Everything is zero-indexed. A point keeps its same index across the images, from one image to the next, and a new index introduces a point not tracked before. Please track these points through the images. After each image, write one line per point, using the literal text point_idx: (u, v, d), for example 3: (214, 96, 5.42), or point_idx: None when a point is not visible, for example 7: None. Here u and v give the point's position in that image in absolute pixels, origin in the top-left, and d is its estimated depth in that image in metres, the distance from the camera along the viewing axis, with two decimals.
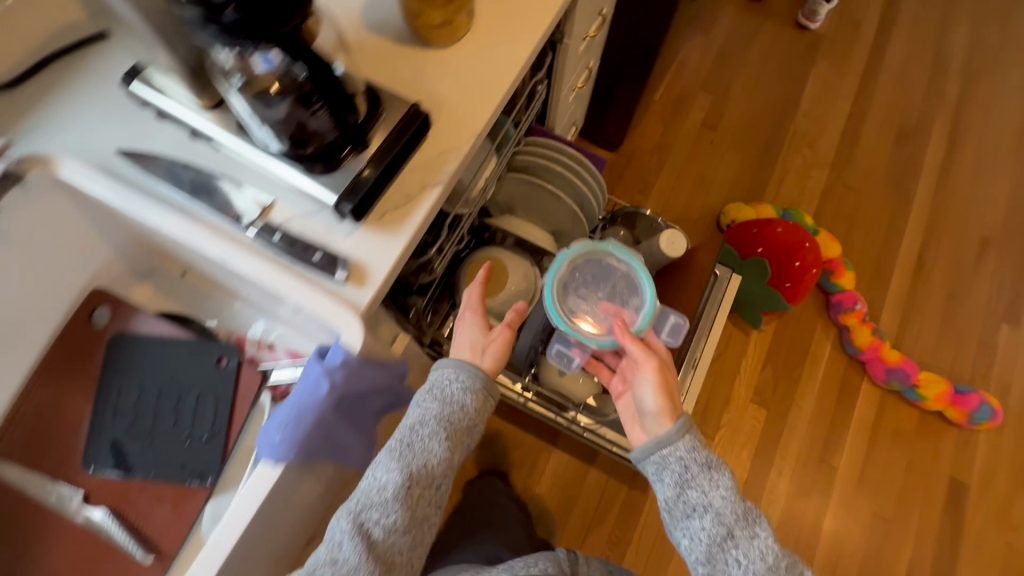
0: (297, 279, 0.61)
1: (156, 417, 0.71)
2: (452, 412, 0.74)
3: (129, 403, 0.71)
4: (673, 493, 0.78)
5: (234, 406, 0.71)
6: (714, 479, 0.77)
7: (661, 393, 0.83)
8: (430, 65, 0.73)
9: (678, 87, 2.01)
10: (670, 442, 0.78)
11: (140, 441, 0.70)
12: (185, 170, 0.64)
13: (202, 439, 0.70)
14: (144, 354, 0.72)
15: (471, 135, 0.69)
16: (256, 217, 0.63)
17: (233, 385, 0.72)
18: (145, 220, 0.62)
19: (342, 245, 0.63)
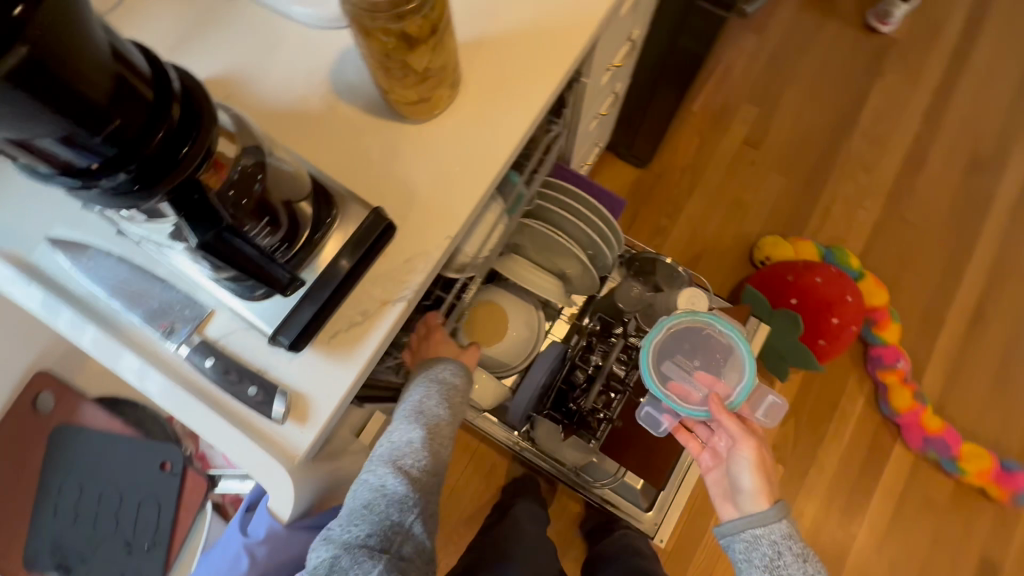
0: (227, 415, 0.53)
1: (104, 520, 0.87)
2: (452, 382, 0.71)
3: (79, 504, 0.86)
4: (766, 574, 0.70)
5: (175, 514, 0.88)
6: (805, 571, 0.69)
7: (757, 475, 0.75)
8: (403, 142, 0.62)
9: (719, 97, 1.81)
10: (763, 520, 0.71)
11: (83, 544, 0.86)
12: (109, 271, 0.57)
13: (144, 546, 0.86)
14: (99, 459, 0.88)
15: (444, 238, 0.59)
16: (188, 332, 0.55)
17: (176, 495, 0.88)
18: (60, 329, 0.56)
19: (283, 372, 0.55)
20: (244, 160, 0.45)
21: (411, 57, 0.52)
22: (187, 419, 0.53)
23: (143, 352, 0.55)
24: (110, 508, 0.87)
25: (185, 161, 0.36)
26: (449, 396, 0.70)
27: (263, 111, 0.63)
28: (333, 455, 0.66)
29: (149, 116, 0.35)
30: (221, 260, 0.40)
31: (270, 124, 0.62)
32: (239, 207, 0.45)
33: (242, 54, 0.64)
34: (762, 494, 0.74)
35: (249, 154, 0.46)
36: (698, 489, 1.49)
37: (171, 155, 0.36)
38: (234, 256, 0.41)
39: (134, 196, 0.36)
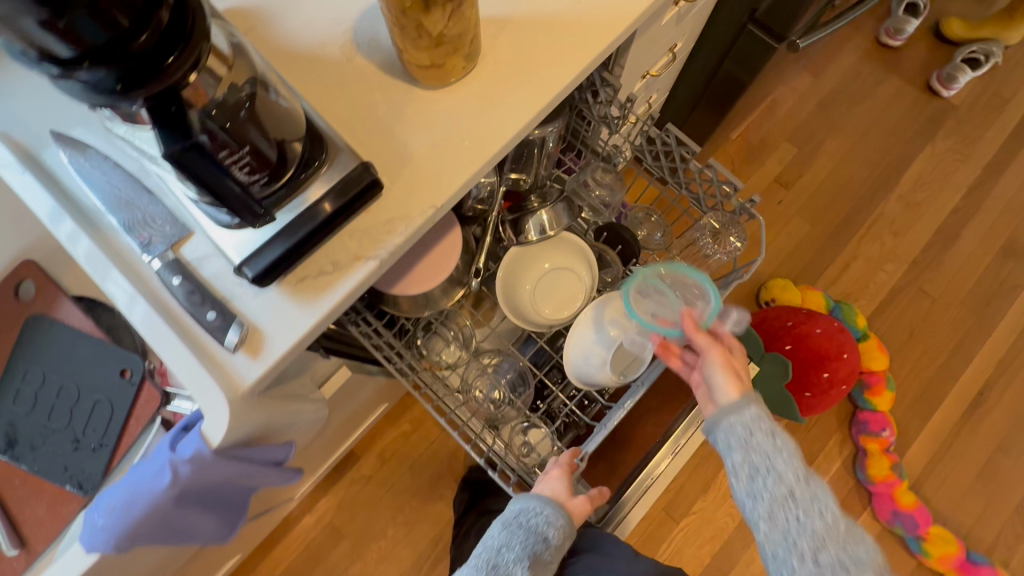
0: (182, 335, 0.54)
1: (55, 414, 0.88)
2: (538, 543, 0.72)
3: (34, 392, 0.89)
4: (741, 452, 0.68)
5: (127, 424, 0.88)
6: (776, 443, 0.68)
7: (730, 378, 0.71)
8: (410, 106, 0.62)
9: (761, 130, 1.78)
10: (736, 406, 0.69)
11: (33, 437, 0.88)
12: (105, 175, 0.58)
13: (90, 448, 0.87)
14: (66, 354, 0.90)
15: (429, 206, 0.59)
16: (164, 248, 0.56)
17: (131, 402, 0.88)
18: (58, 237, 0.57)
19: (246, 305, 0.55)
20: (241, 91, 0.47)
21: (425, 18, 0.51)
22: (146, 330, 0.54)
23: (119, 259, 0.56)
24: (67, 404, 0.88)
25: (169, 69, 0.38)
26: (529, 554, 0.72)
27: (283, 50, 0.63)
28: (288, 397, 0.68)
29: (136, 17, 0.35)
30: None
31: (287, 63, 0.63)
32: (224, 130, 0.45)
33: None
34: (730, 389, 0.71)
35: (247, 84, 0.47)
36: (655, 515, 1.48)
37: (154, 62, 0.37)
38: None
39: (113, 96, 0.37)
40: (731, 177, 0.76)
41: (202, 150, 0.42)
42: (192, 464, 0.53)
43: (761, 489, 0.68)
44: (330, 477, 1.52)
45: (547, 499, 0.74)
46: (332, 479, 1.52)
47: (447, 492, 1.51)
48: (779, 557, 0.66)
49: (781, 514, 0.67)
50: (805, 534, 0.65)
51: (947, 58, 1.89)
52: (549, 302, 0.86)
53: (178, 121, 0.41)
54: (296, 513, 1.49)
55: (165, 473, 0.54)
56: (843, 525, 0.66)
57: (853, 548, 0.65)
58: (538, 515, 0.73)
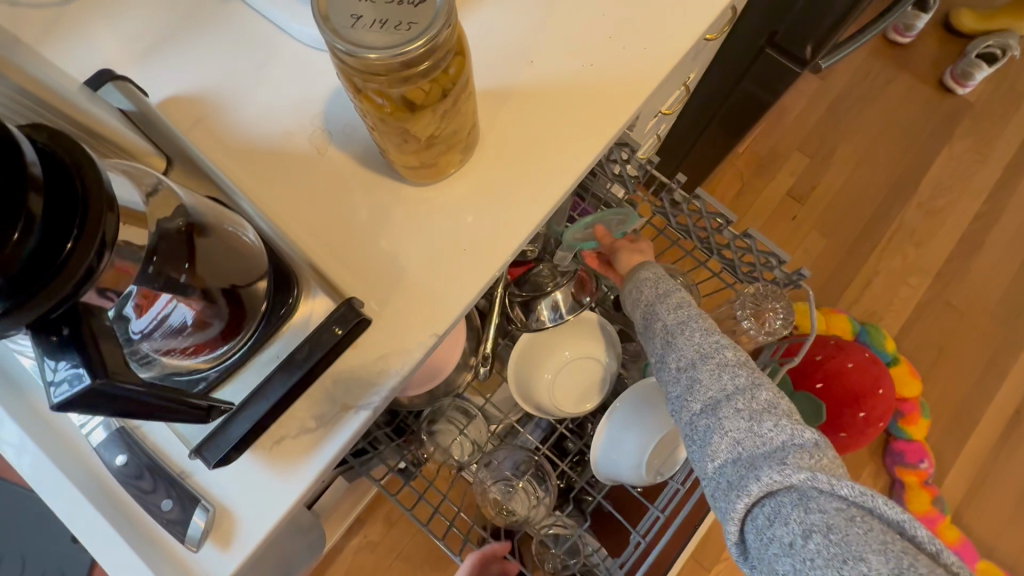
0: (132, 532, 0.43)
1: None
2: None
3: None
4: (653, 323, 0.65)
5: None
6: (687, 311, 0.64)
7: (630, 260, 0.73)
8: (397, 208, 0.51)
9: (768, 141, 1.67)
10: (638, 270, 0.70)
11: None
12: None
13: None
14: None
15: (428, 335, 0.48)
16: (104, 416, 0.45)
17: None
18: None
19: (210, 481, 0.45)
20: (175, 223, 0.36)
21: (412, 122, 0.41)
22: (76, 524, 0.43)
23: (40, 429, 0.45)
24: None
25: (70, 260, 0.27)
26: None
27: (237, 146, 0.52)
28: (273, 555, 0.57)
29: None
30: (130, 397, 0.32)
31: (244, 164, 0.52)
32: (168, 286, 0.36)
33: (224, 75, 0.54)
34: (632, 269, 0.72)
35: (179, 214, 0.37)
36: (684, 566, 1.38)
37: (46, 261, 0.26)
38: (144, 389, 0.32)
39: None
40: (775, 250, 0.65)
41: (113, 380, 0.30)
42: None
43: (672, 359, 0.62)
44: (335, 546, 1.42)
45: None
46: (334, 550, 1.41)
47: None
48: (695, 440, 0.58)
49: (692, 384, 0.60)
50: (716, 403, 0.57)
51: (958, 52, 1.79)
52: (568, 394, 0.75)
53: (74, 348, 0.29)
54: None
55: None
56: (765, 397, 0.57)
57: (772, 418, 0.55)
58: None
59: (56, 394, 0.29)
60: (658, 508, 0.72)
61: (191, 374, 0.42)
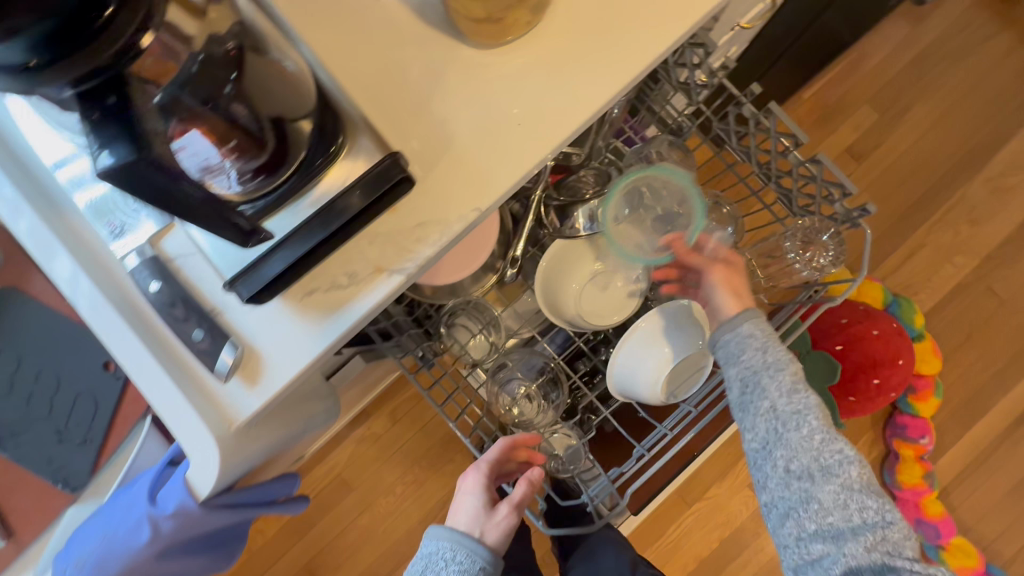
0: (163, 354, 0.44)
1: (32, 401, 0.75)
2: None
3: (5, 372, 0.75)
4: (760, 409, 0.61)
5: (111, 419, 0.75)
6: (807, 411, 0.60)
7: (727, 291, 0.66)
8: (452, 71, 0.48)
9: (840, 88, 1.54)
10: (739, 329, 0.63)
11: (15, 426, 0.74)
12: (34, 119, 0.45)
13: (75, 442, 0.74)
14: (37, 323, 0.75)
15: (471, 209, 0.46)
16: (138, 239, 0.45)
17: (117, 394, 0.76)
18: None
19: (241, 320, 0.45)
20: (227, 43, 0.34)
21: None
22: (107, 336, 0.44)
23: (74, 245, 0.45)
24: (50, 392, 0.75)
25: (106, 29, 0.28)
26: None
27: None
28: (291, 413, 0.59)
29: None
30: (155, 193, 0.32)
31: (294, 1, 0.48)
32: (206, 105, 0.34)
33: None
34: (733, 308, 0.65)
35: (231, 33, 0.34)
36: (667, 501, 1.44)
37: (82, 20, 0.27)
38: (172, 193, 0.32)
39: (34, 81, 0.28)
40: (843, 179, 0.61)
41: (158, 164, 0.31)
42: (175, 522, 0.45)
43: (788, 463, 0.59)
44: (340, 432, 1.49)
45: (456, 539, 0.69)
46: (341, 434, 1.49)
47: (457, 456, 1.49)
48: (804, 551, 0.58)
49: (809, 496, 0.58)
50: (836, 525, 0.57)
51: None
52: (594, 305, 0.74)
53: (115, 123, 0.30)
54: (305, 465, 1.48)
55: (144, 530, 0.46)
56: (888, 522, 0.57)
57: (894, 546, 0.56)
58: (452, 556, 0.68)
59: (98, 169, 0.30)
60: (666, 426, 0.71)
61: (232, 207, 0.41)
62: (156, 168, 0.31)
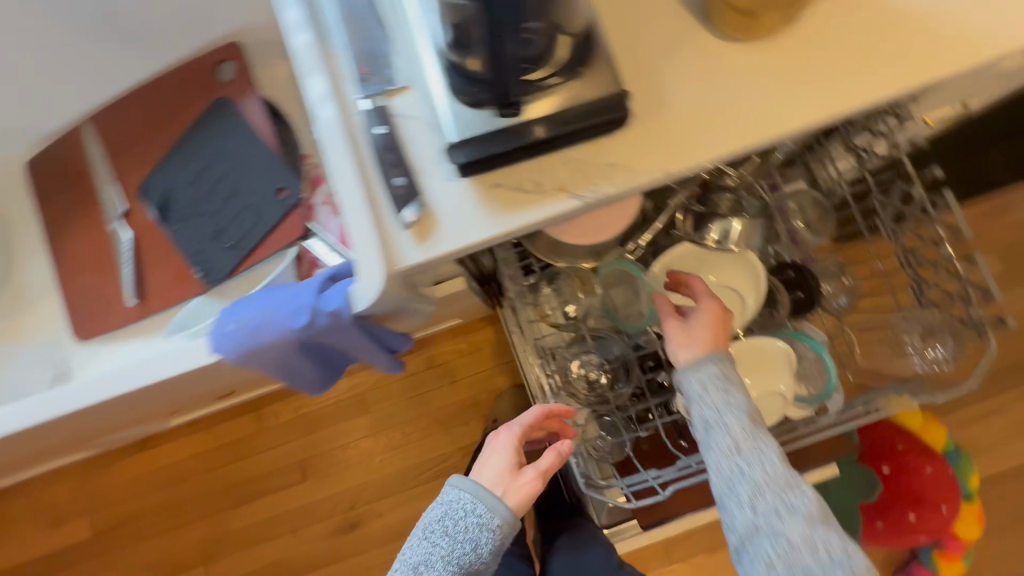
0: (364, 186, 0.50)
1: (207, 196, 0.84)
2: (465, 543, 0.68)
3: (195, 166, 0.85)
4: (722, 445, 0.60)
5: (263, 239, 0.82)
6: (761, 440, 0.60)
7: (704, 330, 0.65)
8: (685, 48, 0.52)
9: (978, 227, 1.48)
10: (704, 365, 0.62)
11: (184, 210, 0.85)
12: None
13: (226, 245, 0.83)
14: (238, 138, 0.85)
15: (660, 168, 0.50)
16: (379, 89, 0.52)
17: (277, 217, 0.82)
18: (283, 26, 0.54)
19: (433, 185, 0.51)
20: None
21: None
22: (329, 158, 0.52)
23: (329, 76, 0.53)
24: (225, 195, 0.84)
25: None
26: (471, 546, 0.68)
27: None
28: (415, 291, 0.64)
29: None
30: (494, 30, 0.39)
31: None
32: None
33: None
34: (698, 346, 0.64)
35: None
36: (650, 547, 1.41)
37: None
38: (498, 35, 0.39)
39: None
40: (992, 285, 0.62)
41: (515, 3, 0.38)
42: (330, 319, 0.52)
43: (748, 497, 0.58)
44: None
45: (480, 493, 0.69)
46: None
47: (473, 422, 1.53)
48: None
49: (775, 535, 0.56)
50: (804, 559, 0.55)
51: None
52: None
53: None
54: None
55: (303, 314, 0.52)
56: (850, 559, 0.56)
57: None
58: (472, 510, 0.69)
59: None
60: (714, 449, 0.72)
61: (482, 85, 0.46)
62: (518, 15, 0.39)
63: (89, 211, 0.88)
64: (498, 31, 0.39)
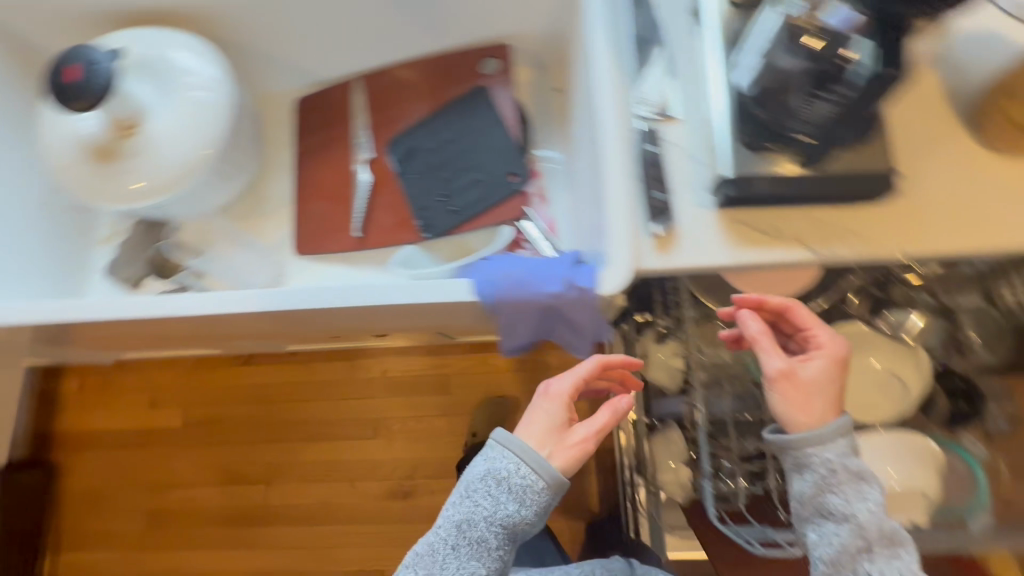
0: (628, 191, 0.58)
1: (444, 160, 0.80)
2: (505, 509, 0.53)
3: (438, 127, 0.81)
4: (842, 537, 0.51)
5: (487, 212, 0.77)
6: (889, 538, 0.51)
7: (827, 386, 0.53)
8: (947, 149, 0.56)
9: None
10: (829, 438, 0.52)
11: (419, 166, 0.81)
12: (642, 22, 0.63)
13: (450, 209, 0.78)
14: (485, 113, 0.80)
15: (900, 248, 0.54)
16: (657, 114, 0.60)
17: (503, 199, 0.77)
18: (590, 42, 0.63)
19: (685, 207, 0.57)
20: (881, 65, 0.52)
21: None
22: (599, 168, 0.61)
23: (618, 92, 0.61)
24: (459, 162, 0.79)
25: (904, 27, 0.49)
26: (515, 511, 0.53)
27: None
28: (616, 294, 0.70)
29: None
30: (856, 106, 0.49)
31: None
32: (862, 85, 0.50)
33: None
34: (825, 413, 0.53)
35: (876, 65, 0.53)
36: None
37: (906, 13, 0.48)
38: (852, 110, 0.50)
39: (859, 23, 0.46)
40: None
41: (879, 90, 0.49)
42: (581, 294, 0.58)
43: None
44: None
45: (524, 450, 0.53)
46: None
47: None
48: None
49: None
50: None
51: None
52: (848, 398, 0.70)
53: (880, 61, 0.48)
54: None
55: (558, 283, 0.59)
56: None
57: None
58: (514, 470, 0.54)
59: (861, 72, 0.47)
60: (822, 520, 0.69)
61: (775, 136, 0.52)
62: (814, 79, 0.47)
63: (316, 141, 0.88)
64: (853, 108, 0.50)
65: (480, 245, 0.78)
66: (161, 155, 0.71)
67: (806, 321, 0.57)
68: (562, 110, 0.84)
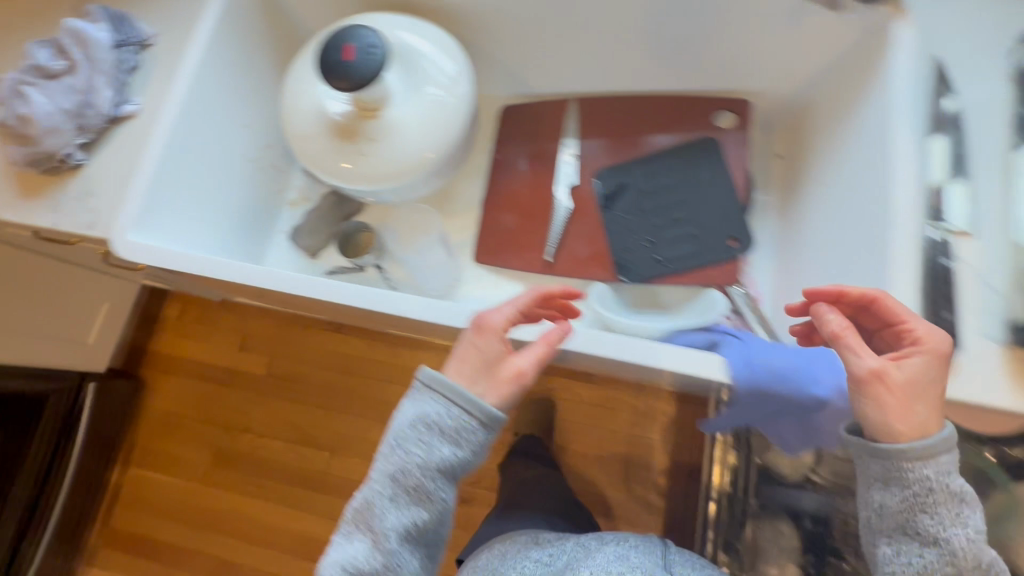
0: (910, 302, 0.54)
1: (659, 206, 0.77)
2: (438, 451, 0.51)
3: (658, 171, 0.78)
4: (925, 548, 0.45)
5: (696, 270, 0.73)
6: (979, 554, 0.44)
7: (927, 386, 0.46)
8: None
9: None
10: (937, 453, 0.45)
11: (630, 206, 0.78)
12: (945, 120, 0.59)
13: (656, 257, 0.75)
14: (713, 167, 0.76)
15: None
16: (951, 225, 0.56)
17: (716, 262, 0.73)
18: (887, 127, 0.59)
19: (971, 335, 0.52)
20: None
21: None
22: (875, 267, 0.57)
23: (913, 189, 0.57)
24: (674, 211, 0.76)
25: None
26: (443, 454, 0.51)
27: None
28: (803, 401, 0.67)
29: None
30: None
31: None
32: None
33: None
34: (926, 423, 0.45)
35: None
36: None
37: None
38: None
39: None
40: None
41: None
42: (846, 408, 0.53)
43: None
44: None
45: (452, 387, 0.52)
46: None
47: None
48: None
49: None
50: None
51: None
52: None
53: None
54: None
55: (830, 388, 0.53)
56: None
57: None
58: (437, 412, 0.52)
59: None
60: None
61: None
62: None
63: (517, 153, 0.86)
64: None
65: (672, 300, 0.77)
66: (394, 142, 0.70)
67: (899, 312, 0.50)
68: (785, 181, 0.80)
